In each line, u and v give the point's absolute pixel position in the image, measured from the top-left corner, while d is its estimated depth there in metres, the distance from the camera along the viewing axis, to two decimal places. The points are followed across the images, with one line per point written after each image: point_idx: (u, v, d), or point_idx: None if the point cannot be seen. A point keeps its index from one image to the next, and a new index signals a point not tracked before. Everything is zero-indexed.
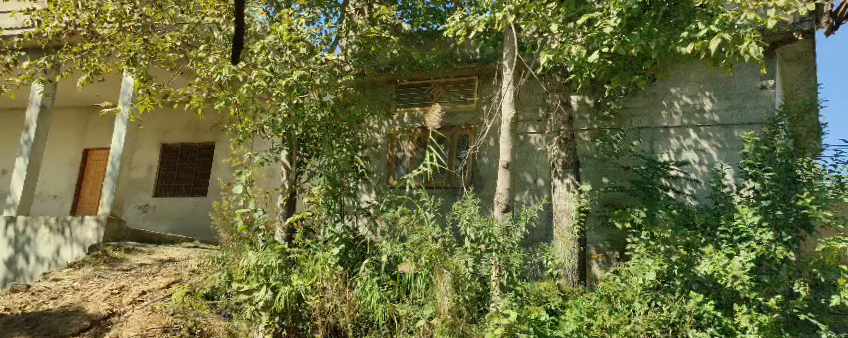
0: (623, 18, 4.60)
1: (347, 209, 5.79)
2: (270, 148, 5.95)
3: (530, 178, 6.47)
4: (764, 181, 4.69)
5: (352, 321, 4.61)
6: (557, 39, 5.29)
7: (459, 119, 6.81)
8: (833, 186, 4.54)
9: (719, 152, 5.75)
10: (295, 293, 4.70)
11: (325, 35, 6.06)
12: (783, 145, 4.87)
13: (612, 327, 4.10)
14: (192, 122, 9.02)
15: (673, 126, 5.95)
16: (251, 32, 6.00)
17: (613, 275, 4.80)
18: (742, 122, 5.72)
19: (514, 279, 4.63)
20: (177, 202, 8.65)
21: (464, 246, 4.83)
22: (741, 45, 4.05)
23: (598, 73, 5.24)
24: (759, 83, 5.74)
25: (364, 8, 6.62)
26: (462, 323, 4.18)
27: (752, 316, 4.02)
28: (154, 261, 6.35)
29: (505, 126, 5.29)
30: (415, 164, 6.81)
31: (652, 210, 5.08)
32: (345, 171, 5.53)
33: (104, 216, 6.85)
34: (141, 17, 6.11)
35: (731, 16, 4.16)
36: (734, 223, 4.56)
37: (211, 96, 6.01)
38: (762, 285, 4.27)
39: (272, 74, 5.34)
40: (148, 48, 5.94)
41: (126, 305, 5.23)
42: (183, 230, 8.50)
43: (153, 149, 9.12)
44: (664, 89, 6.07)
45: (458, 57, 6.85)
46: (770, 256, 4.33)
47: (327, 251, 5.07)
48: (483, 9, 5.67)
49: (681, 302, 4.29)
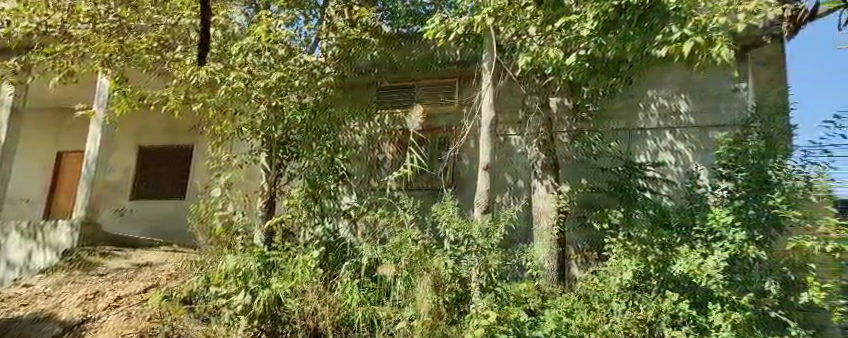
0: (600, 21, 4.63)
1: (329, 213, 5.58)
2: (250, 151, 5.96)
3: (510, 179, 6.52)
4: (738, 181, 4.86)
5: (332, 325, 4.58)
6: (537, 41, 5.37)
7: (441, 121, 6.93)
8: (802, 186, 4.60)
9: (695, 153, 5.88)
10: (275, 297, 4.73)
11: (304, 36, 6.14)
12: (756, 146, 4.96)
13: (590, 327, 4.18)
14: (170, 124, 8.95)
15: (650, 127, 6.08)
16: (229, 33, 5.93)
17: (591, 275, 4.87)
18: (716, 124, 5.88)
19: (494, 280, 4.62)
20: (154, 206, 8.51)
21: (445, 248, 4.89)
22: (712, 48, 4.13)
23: (576, 75, 5.31)
24: (733, 86, 5.90)
25: (345, 9, 6.26)
26: (443, 324, 4.34)
27: (726, 314, 4.10)
28: (131, 266, 6.25)
29: (485, 127, 5.39)
30: (397, 166, 6.76)
31: (630, 209, 5.21)
32: (326, 174, 5.64)
33: (78, 220, 6.72)
34: (115, 18, 5.89)
35: (704, 19, 4.23)
36: (709, 222, 4.68)
37: (189, 98, 5.93)
38: (735, 285, 4.33)
39: (250, 76, 5.46)
40: (124, 48, 5.90)
41: (101, 311, 5.10)
42: (159, 233, 8.34)
43: (129, 151, 8.96)
44: (641, 91, 6.22)
45: (439, 59, 6.85)
46: (743, 255, 4.41)
47: (308, 254, 5.11)
48: (463, 12, 5.72)
49: (657, 301, 4.35)
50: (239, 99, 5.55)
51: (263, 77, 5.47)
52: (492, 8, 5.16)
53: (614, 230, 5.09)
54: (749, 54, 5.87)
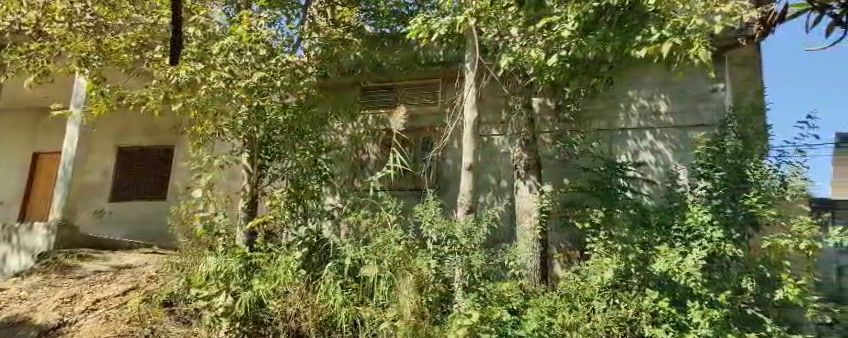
0: (580, 23, 4.64)
1: (310, 213, 5.56)
2: (231, 151, 5.96)
3: (493, 179, 6.53)
4: (716, 181, 4.85)
5: (315, 326, 4.57)
6: (519, 41, 5.43)
7: (424, 121, 6.90)
8: (778, 186, 4.76)
9: (674, 153, 5.94)
10: (257, 298, 4.70)
11: (286, 36, 5.96)
12: (733, 146, 5.01)
13: (572, 326, 4.23)
14: (150, 125, 8.87)
15: (631, 127, 6.13)
16: (210, 33, 5.78)
17: (573, 274, 4.84)
18: (695, 124, 5.93)
19: (477, 280, 4.67)
20: (134, 207, 8.42)
21: (428, 248, 4.90)
22: (690, 49, 4.23)
23: (557, 76, 5.35)
24: (711, 86, 5.96)
25: (328, 9, 6.57)
26: (426, 324, 4.37)
27: (704, 311, 4.21)
28: (110, 268, 6.17)
29: (468, 128, 5.42)
30: (380, 166, 6.88)
31: (610, 208, 5.22)
32: (309, 174, 5.61)
33: (55, 222, 6.66)
34: (93, 17, 5.88)
35: (682, 20, 4.31)
36: (687, 221, 4.71)
37: (168, 98, 5.84)
38: (713, 282, 4.41)
39: (231, 76, 5.43)
40: (101, 47, 5.81)
41: (79, 314, 5.02)
42: (140, 235, 8.25)
43: (108, 153, 8.78)
44: (622, 92, 6.27)
45: (422, 59, 6.77)
46: (721, 253, 4.49)
47: (291, 255, 5.07)
48: (446, 12, 5.69)
49: (638, 299, 4.36)
50: (220, 100, 5.50)
51: (243, 77, 5.45)
52: (475, 8, 5.21)
53: (594, 229, 5.05)
54: (726, 54, 5.90)
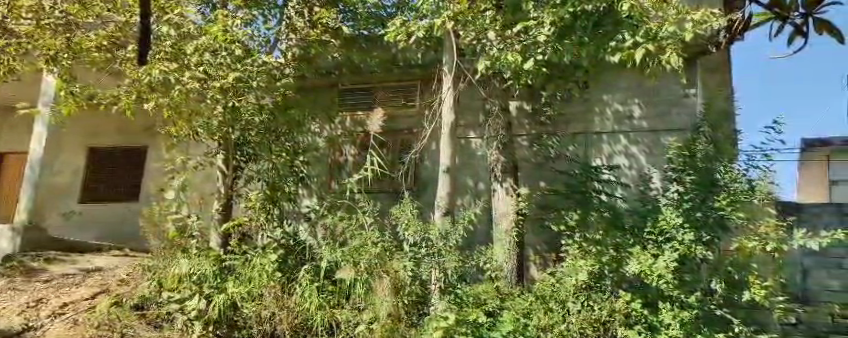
0: (556, 28, 4.70)
1: (286, 215, 5.73)
2: (206, 152, 5.93)
3: (471, 181, 6.58)
4: (687, 184, 4.90)
5: (291, 329, 4.53)
6: (495, 45, 5.23)
7: (400, 124, 6.85)
8: (747, 189, 4.73)
9: (647, 157, 6.04)
10: (231, 301, 4.65)
11: (264, 36, 6.12)
12: (703, 150, 5.03)
13: (547, 327, 4.34)
14: (123, 124, 8.68)
15: (605, 131, 6.21)
16: (185, 32, 5.72)
17: (548, 275, 4.85)
18: (668, 129, 6.03)
19: (454, 282, 4.65)
20: (107, 207, 8.31)
21: (405, 250, 4.90)
22: (663, 55, 4.56)
23: (534, 79, 5.35)
24: (684, 91, 6.05)
25: (305, 10, 6.27)
26: (402, 326, 4.40)
27: (675, 313, 4.28)
28: (79, 272, 6.05)
29: (446, 129, 5.51)
30: (358, 169, 6.68)
31: (585, 211, 5.15)
32: (285, 176, 5.74)
33: (20, 225, 6.75)
34: (63, 14, 5.69)
35: (655, 28, 4.52)
36: (660, 224, 4.70)
37: (141, 98, 5.76)
38: (685, 284, 4.43)
39: (205, 76, 5.28)
40: (71, 46, 5.70)
41: (45, 319, 4.83)
42: (114, 236, 8.19)
43: (78, 153, 8.53)
44: (597, 95, 6.33)
45: (402, 61, 6.75)
46: (691, 255, 4.49)
47: (266, 257, 5.03)
48: (424, 14, 5.58)
49: (610, 301, 4.46)
50: (195, 100, 5.37)
51: (218, 77, 5.26)
52: (453, 11, 5.10)
53: (569, 231, 5.06)
54: (698, 61, 6.00)
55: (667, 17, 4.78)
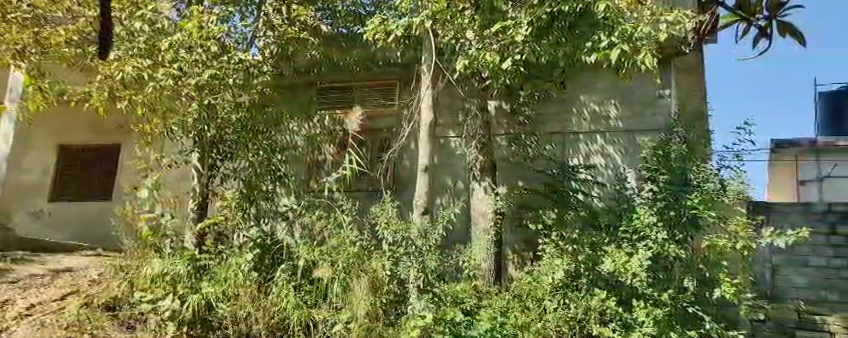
0: (534, 27, 4.66)
1: (264, 214, 5.59)
2: (180, 151, 5.79)
3: (450, 181, 6.59)
4: (660, 184, 4.93)
5: (267, 329, 4.47)
6: (473, 45, 5.17)
7: (382, 123, 6.90)
8: (717, 189, 4.82)
9: (623, 157, 6.11)
10: (205, 301, 4.54)
11: (239, 34, 5.96)
12: (678, 150, 5.05)
13: (524, 325, 4.31)
14: (94, 122, 8.54)
15: (582, 131, 6.29)
16: (158, 28, 5.62)
17: (525, 274, 4.89)
18: (643, 129, 6.11)
19: (431, 281, 4.68)
20: (75, 207, 8.13)
21: (383, 250, 4.85)
22: (638, 55, 4.54)
23: (512, 79, 5.35)
24: (657, 92, 6.15)
25: (283, 7, 6.22)
26: (379, 326, 4.34)
27: (648, 310, 4.33)
28: (48, 272, 5.91)
29: (424, 128, 5.50)
30: (336, 167, 6.85)
31: (563, 210, 5.25)
32: (263, 174, 5.61)
33: None
34: (30, 8, 5.53)
35: (629, 28, 4.52)
36: (634, 223, 4.75)
37: (114, 94, 5.68)
38: (657, 281, 4.51)
39: (181, 73, 5.22)
40: (39, 41, 5.59)
41: (10, 320, 4.68)
42: (83, 236, 8.00)
43: (47, 150, 8.36)
44: (574, 96, 6.40)
45: (380, 59, 6.86)
46: (664, 254, 4.55)
47: (241, 257, 4.97)
48: (403, 13, 5.58)
49: (586, 299, 4.45)
50: (169, 98, 5.35)
51: (194, 74, 5.22)
52: (430, 10, 5.12)
53: (547, 230, 5.07)
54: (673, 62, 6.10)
55: (640, 19, 4.86)
